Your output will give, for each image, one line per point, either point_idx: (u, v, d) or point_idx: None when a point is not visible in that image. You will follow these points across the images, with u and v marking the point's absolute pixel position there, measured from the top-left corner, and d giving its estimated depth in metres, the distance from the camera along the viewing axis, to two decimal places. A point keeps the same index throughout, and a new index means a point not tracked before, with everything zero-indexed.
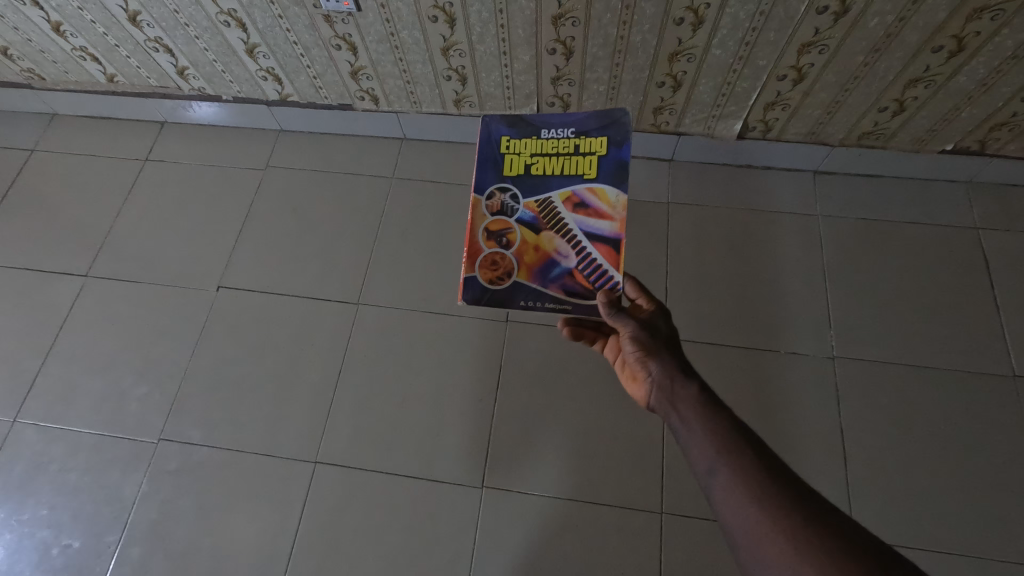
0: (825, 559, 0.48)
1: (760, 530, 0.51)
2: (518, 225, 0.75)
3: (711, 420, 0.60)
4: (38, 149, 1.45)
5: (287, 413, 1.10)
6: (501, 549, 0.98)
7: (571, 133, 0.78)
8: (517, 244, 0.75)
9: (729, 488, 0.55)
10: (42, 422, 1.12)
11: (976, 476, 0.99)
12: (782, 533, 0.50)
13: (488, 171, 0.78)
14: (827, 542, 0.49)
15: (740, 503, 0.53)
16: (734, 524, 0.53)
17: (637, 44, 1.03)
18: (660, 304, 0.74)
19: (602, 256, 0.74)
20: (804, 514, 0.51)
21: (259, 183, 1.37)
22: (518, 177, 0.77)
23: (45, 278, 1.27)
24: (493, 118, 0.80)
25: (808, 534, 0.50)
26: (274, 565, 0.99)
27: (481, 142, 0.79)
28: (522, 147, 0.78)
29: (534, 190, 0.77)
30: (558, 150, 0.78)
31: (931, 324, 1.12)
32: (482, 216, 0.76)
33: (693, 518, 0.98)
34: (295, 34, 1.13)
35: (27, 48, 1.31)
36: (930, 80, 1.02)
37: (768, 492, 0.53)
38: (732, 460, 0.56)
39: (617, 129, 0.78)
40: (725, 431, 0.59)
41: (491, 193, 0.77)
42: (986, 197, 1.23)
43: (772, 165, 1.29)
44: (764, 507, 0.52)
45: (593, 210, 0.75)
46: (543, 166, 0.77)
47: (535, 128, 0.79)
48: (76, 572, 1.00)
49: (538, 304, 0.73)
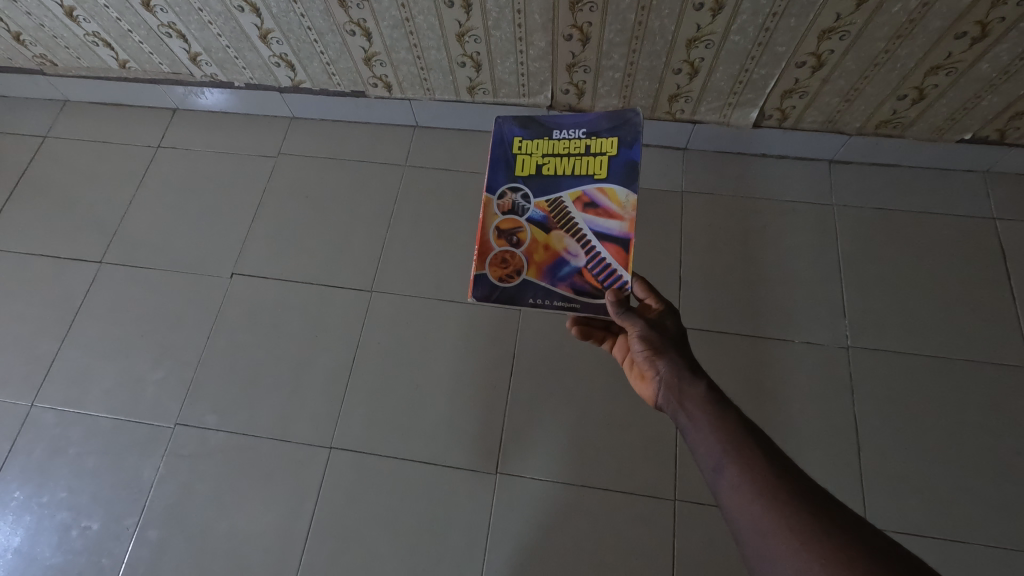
0: (835, 555, 0.46)
1: (767, 527, 0.50)
2: (529, 224, 0.75)
3: (719, 418, 0.59)
4: (51, 135, 1.45)
5: (302, 399, 1.11)
6: (515, 534, 0.99)
7: (583, 133, 0.78)
8: (527, 243, 0.75)
9: (737, 486, 0.54)
10: (60, 406, 1.14)
11: (990, 465, 0.99)
12: (790, 530, 0.49)
13: (500, 171, 0.78)
14: (837, 539, 0.47)
15: (747, 500, 0.52)
16: (742, 522, 0.52)
17: (655, 30, 1.03)
18: (670, 303, 0.74)
19: (612, 256, 0.73)
20: (814, 511, 0.50)
21: (272, 170, 1.37)
22: (529, 177, 0.77)
23: (60, 264, 1.28)
24: (506, 119, 0.80)
25: (817, 530, 0.48)
26: (290, 548, 1.00)
27: (493, 143, 0.79)
28: (533, 147, 0.78)
29: (544, 190, 0.76)
30: (569, 150, 0.77)
31: (947, 313, 1.11)
32: (493, 216, 0.76)
33: (706, 505, 0.99)
34: (309, 19, 1.12)
35: (40, 34, 1.30)
36: (952, 68, 1.01)
37: (776, 489, 0.52)
38: (739, 457, 0.55)
39: (628, 130, 0.77)
40: (733, 428, 0.58)
41: (503, 193, 0.77)
42: (1004, 188, 1.22)
43: (786, 154, 1.28)
44: (772, 505, 0.51)
45: (603, 210, 0.75)
46: (553, 166, 0.77)
47: (547, 129, 0.79)
48: (96, 554, 1.02)
49: (547, 302, 0.73)
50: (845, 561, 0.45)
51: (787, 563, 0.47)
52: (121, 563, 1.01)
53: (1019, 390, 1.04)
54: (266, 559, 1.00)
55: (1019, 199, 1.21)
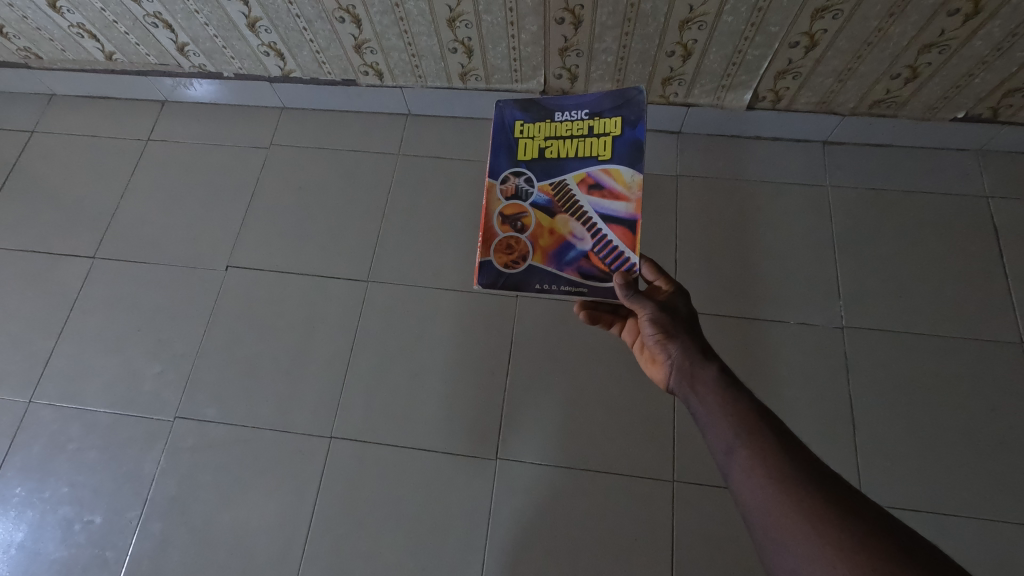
0: (847, 543, 0.46)
1: (779, 510, 0.51)
2: (533, 209, 0.75)
3: (732, 403, 0.59)
4: (38, 129, 1.43)
5: (302, 389, 1.11)
6: (516, 518, 1.00)
7: (585, 114, 0.78)
8: (532, 228, 0.75)
9: (749, 470, 0.54)
10: (58, 402, 1.13)
11: (982, 440, 1.01)
12: (803, 515, 0.49)
13: (502, 156, 0.77)
14: (849, 524, 0.48)
15: (759, 484, 0.53)
16: (752, 505, 0.52)
17: (647, 12, 1.02)
18: (680, 286, 0.74)
19: (618, 238, 0.73)
20: (827, 497, 0.50)
21: (264, 161, 1.35)
22: (532, 161, 0.77)
23: (52, 260, 1.27)
24: (506, 103, 0.80)
25: (830, 517, 0.48)
26: (293, 537, 1.01)
27: (494, 128, 0.79)
28: (535, 131, 0.78)
29: (547, 173, 0.76)
30: (572, 133, 0.77)
31: (940, 291, 1.12)
32: (496, 201, 0.76)
33: (703, 485, 1.00)
34: (297, 7, 1.11)
35: (24, 26, 1.28)
36: (945, 45, 1.01)
37: (789, 475, 0.52)
38: (752, 442, 0.56)
39: (632, 109, 0.77)
40: (745, 413, 0.58)
41: (505, 177, 0.76)
42: (997, 166, 1.23)
43: (780, 136, 1.28)
44: (785, 490, 0.51)
45: (609, 192, 0.75)
46: (557, 149, 0.77)
47: (549, 111, 0.79)
48: (99, 547, 1.02)
49: (554, 287, 0.73)
50: (857, 546, 0.46)
51: (798, 546, 0.48)
52: (125, 556, 1.01)
53: (1010, 366, 1.05)
54: (269, 548, 1.00)
55: (1011, 177, 1.22)
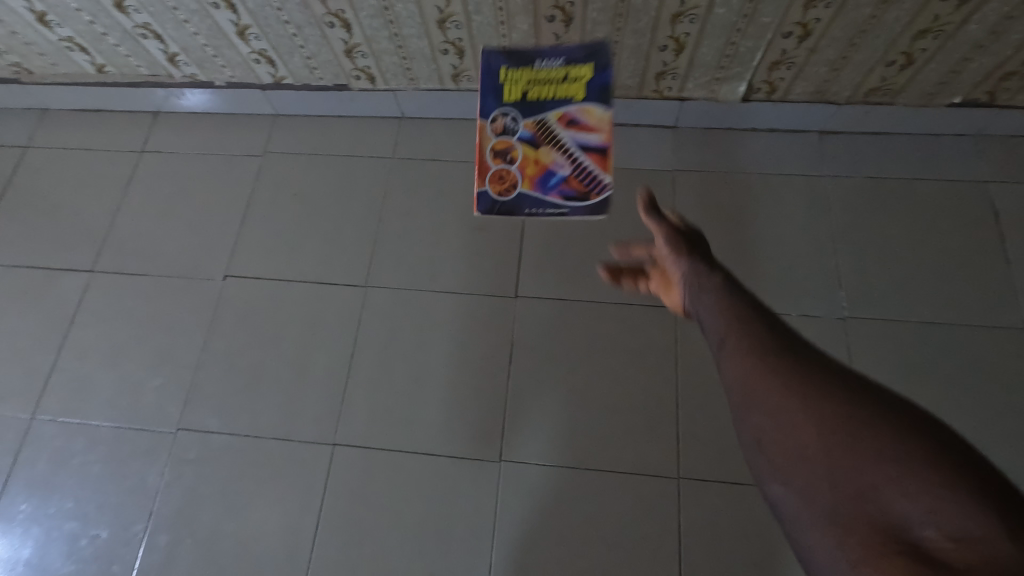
0: (831, 420, 0.42)
1: (768, 391, 0.46)
2: (519, 141, 0.81)
3: (751, 335, 0.50)
4: (32, 145, 1.43)
5: (304, 397, 1.11)
6: (522, 520, 1.00)
7: (561, 62, 0.82)
8: (519, 160, 0.82)
9: (736, 352, 0.50)
10: (61, 417, 1.13)
11: (987, 427, 1.00)
12: (792, 393, 0.45)
13: (490, 97, 0.83)
14: (840, 398, 0.44)
15: (746, 363, 0.48)
16: (737, 389, 0.48)
17: (638, 7, 1.01)
18: (695, 228, 0.72)
19: (593, 163, 0.80)
20: (824, 377, 0.45)
21: (259, 168, 1.35)
22: (516, 102, 0.83)
23: (50, 275, 1.27)
24: (492, 50, 0.84)
25: (823, 393, 0.44)
26: (299, 545, 1.01)
27: (481, 73, 0.83)
28: (519, 76, 0.83)
29: (528, 104, 0.82)
30: (550, 75, 0.82)
31: (941, 278, 1.12)
32: (487, 138, 0.82)
33: (709, 481, 1.00)
34: (286, 13, 1.10)
35: (13, 42, 1.28)
36: (939, 31, 1.00)
37: (781, 356, 0.48)
38: (746, 326, 0.51)
39: (601, 55, 0.82)
40: (766, 347, 0.49)
41: (494, 117, 0.82)
42: (996, 150, 1.22)
43: (776, 127, 1.27)
44: (776, 368, 0.47)
45: (585, 125, 0.81)
46: (537, 91, 0.82)
47: (529, 58, 0.83)
48: (106, 561, 1.02)
49: (541, 209, 0.80)
50: (849, 418, 0.42)
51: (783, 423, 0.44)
52: (132, 570, 1.01)
53: (1014, 351, 1.05)
54: (275, 558, 1.00)
55: (1010, 160, 1.21)
